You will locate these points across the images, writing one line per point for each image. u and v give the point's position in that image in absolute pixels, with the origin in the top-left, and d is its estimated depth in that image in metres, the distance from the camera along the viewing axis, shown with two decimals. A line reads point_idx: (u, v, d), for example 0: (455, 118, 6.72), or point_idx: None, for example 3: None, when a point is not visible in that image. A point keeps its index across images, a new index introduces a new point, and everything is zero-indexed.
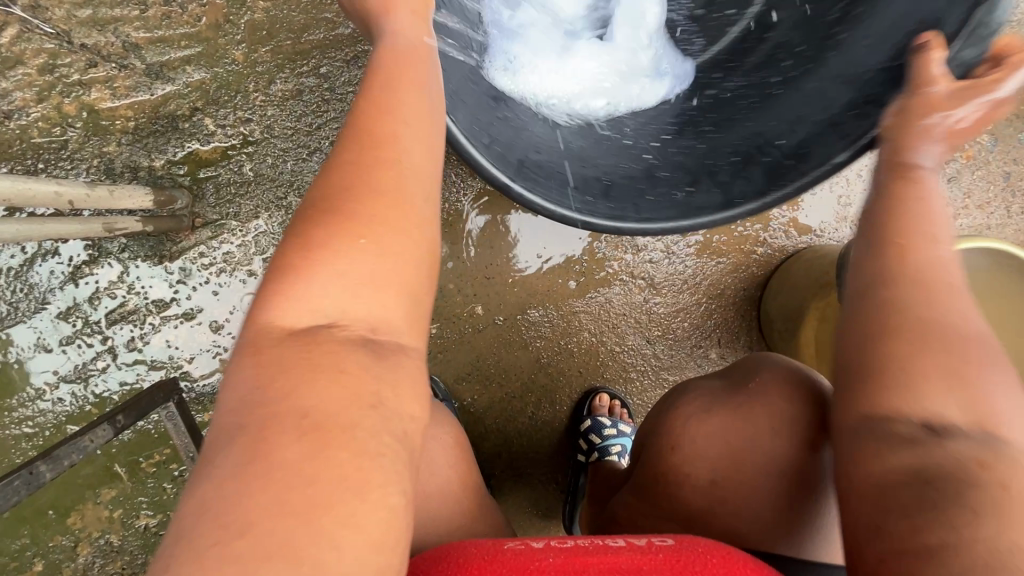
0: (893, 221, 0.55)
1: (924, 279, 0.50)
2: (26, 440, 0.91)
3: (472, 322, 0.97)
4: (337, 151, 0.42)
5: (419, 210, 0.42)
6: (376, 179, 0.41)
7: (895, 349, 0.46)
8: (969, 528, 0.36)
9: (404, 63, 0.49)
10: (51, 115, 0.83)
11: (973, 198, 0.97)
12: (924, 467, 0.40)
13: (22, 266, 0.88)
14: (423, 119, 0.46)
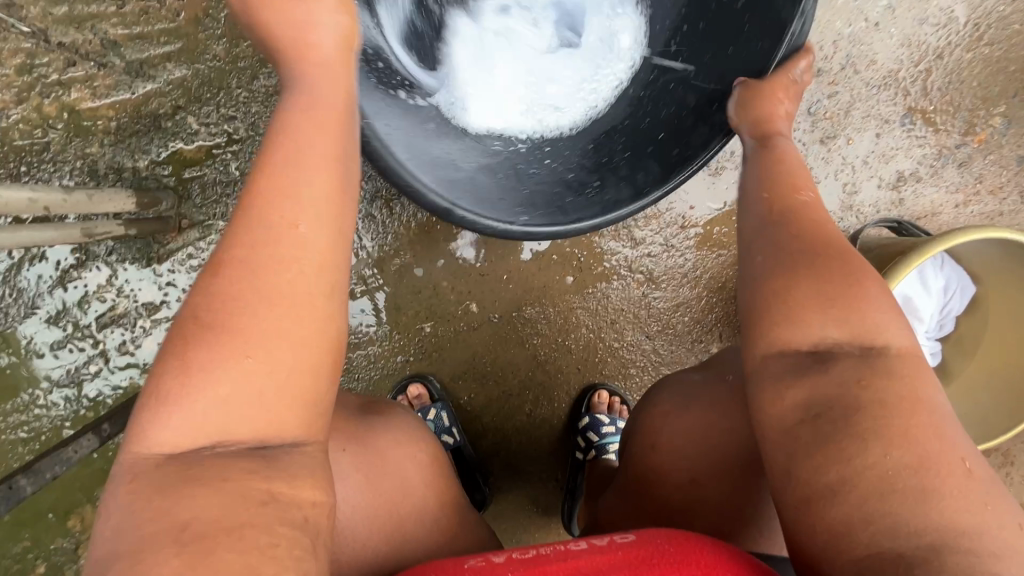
0: (770, 178, 0.55)
1: (795, 220, 0.50)
2: (23, 445, 0.91)
3: (468, 321, 0.95)
4: (221, 252, 0.40)
5: (318, 309, 0.40)
6: (263, 283, 0.39)
7: (776, 286, 0.46)
8: (859, 458, 0.38)
9: (305, 130, 0.45)
10: (32, 117, 0.81)
11: (984, 184, 0.94)
12: (819, 403, 0.42)
13: (10, 271, 0.87)
14: (335, 198, 0.43)
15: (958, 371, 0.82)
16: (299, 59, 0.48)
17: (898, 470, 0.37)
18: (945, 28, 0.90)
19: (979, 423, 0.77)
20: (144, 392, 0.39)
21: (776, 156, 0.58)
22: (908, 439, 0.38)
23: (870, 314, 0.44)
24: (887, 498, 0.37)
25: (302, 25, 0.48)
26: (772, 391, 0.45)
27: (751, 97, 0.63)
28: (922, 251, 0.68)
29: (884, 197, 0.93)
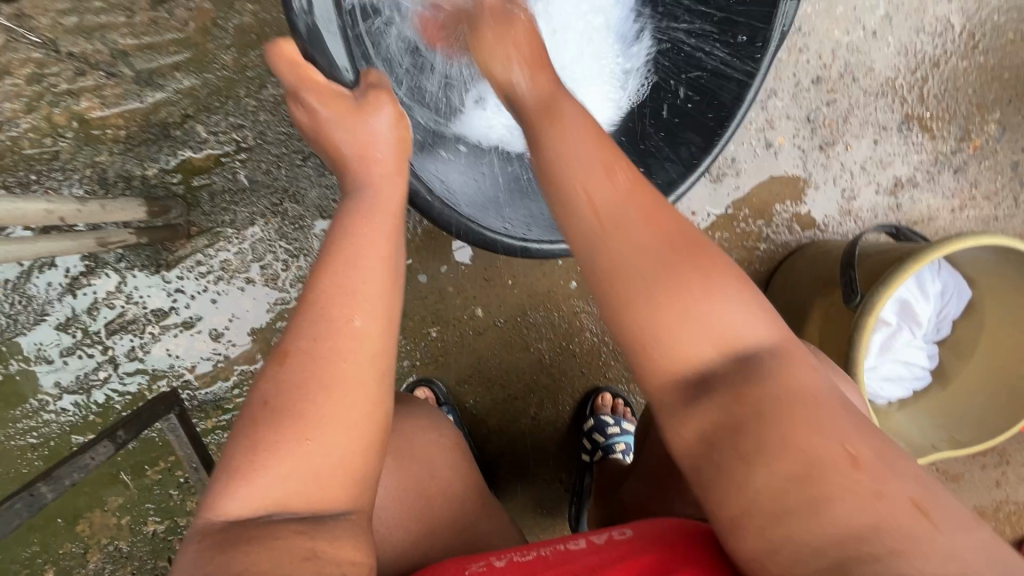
0: (566, 153, 0.49)
1: (621, 215, 0.46)
2: (32, 450, 0.92)
3: (473, 325, 0.96)
4: (287, 339, 0.44)
5: (369, 392, 0.44)
6: (326, 370, 0.43)
7: (637, 310, 0.44)
8: (760, 477, 0.40)
9: (369, 229, 0.49)
10: (42, 125, 0.82)
11: (980, 189, 0.95)
12: (715, 426, 0.42)
13: (20, 279, 0.87)
14: (388, 292, 0.48)
15: (955, 373, 0.84)
16: (366, 169, 0.53)
17: (788, 484, 0.39)
18: (941, 37, 0.91)
19: (973, 425, 0.79)
20: (217, 468, 0.42)
21: (563, 122, 0.51)
22: (795, 446, 0.39)
23: (721, 316, 0.44)
24: (788, 520, 0.39)
25: (363, 137, 0.53)
26: (675, 422, 0.44)
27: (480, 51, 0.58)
28: (918, 258, 0.69)
29: (882, 202, 0.95)
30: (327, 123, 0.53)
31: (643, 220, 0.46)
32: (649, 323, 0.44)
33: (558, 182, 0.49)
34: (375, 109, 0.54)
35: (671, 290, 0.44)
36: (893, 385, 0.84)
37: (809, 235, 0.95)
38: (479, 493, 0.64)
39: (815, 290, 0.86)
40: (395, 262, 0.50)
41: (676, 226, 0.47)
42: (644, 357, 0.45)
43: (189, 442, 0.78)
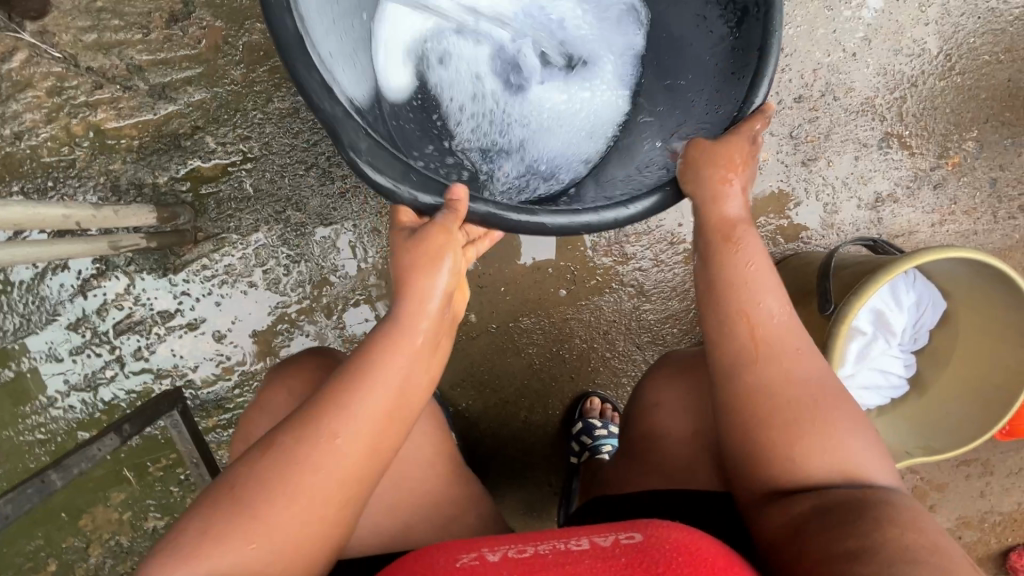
0: (733, 280, 0.58)
1: (767, 340, 0.57)
2: (40, 446, 0.96)
3: (466, 330, 1.00)
4: (280, 435, 0.50)
5: (338, 499, 0.50)
6: (298, 475, 0.49)
7: (769, 424, 0.54)
8: (874, 532, 0.45)
9: (392, 353, 0.52)
10: (60, 135, 0.87)
11: (959, 205, 0.99)
12: (822, 505, 0.49)
13: (34, 280, 0.91)
14: (392, 428, 0.52)
15: (931, 382, 0.86)
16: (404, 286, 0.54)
17: (917, 546, 0.43)
18: (918, 58, 0.95)
19: (948, 432, 0.82)
20: (195, 503, 0.50)
21: (738, 259, 0.59)
22: (913, 523, 0.46)
23: (841, 441, 0.53)
24: (916, 566, 0.42)
25: (428, 279, 0.54)
26: (783, 503, 0.52)
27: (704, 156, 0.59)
28: (890, 270, 0.72)
29: (863, 216, 0.98)
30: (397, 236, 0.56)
31: (796, 363, 0.56)
32: (790, 435, 0.53)
33: (714, 310, 0.59)
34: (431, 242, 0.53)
35: (798, 421, 0.53)
36: (871, 393, 0.87)
37: (793, 246, 0.98)
38: (459, 470, 0.67)
39: (797, 300, 0.89)
40: (410, 392, 0.53)
41: (827, 373, 0.57)
42: (769, 462, 0.54)
43: (191, 439, 0.82)
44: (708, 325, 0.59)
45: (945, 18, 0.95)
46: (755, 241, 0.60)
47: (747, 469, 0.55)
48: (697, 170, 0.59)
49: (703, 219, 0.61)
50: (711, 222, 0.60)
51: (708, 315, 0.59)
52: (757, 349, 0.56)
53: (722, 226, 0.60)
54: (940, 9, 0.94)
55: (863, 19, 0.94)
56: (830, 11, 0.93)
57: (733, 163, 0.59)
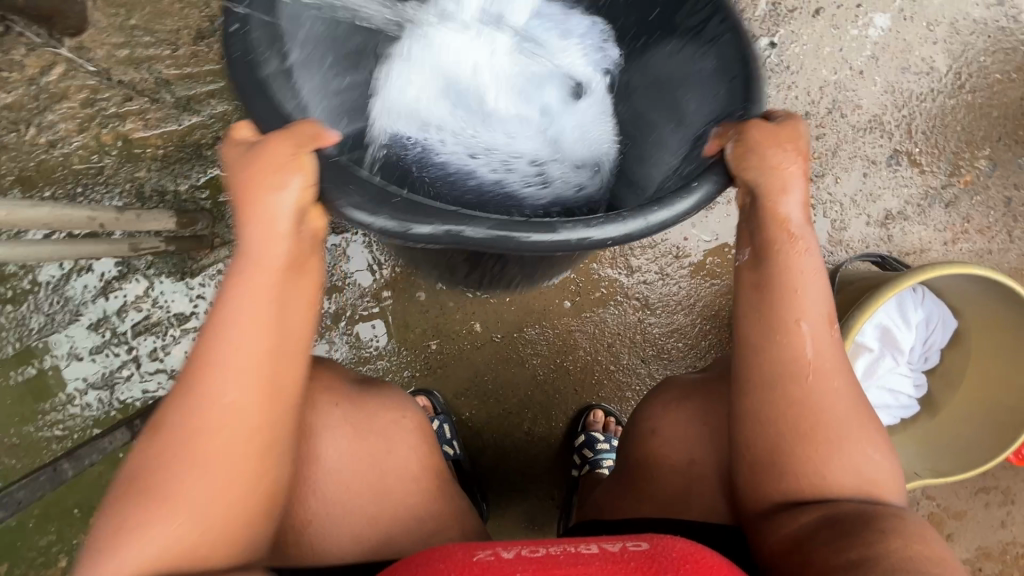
0: (777, 299, 0.54)
1: (804, 363, 0.53)
2: (57, 442, 0.99)
3: (471, 339, 1.01)
4: (177, 396, 0.48)
5: (253, 444, 0.49)
6: (206, 429, 0.47)
7: (794, 445, 0.53)
8: (878, 543, 0.45)
9: (246, 291, 0.49)
10: (90, 144, 0.92)
11: (972, 223, 0.97)
12: (831, 516, 0.49)
13: (60, 281, 0.96)
14: (275, 367, 0.50)
15: (942, 403, 0.84)
16: (258, 219, 0.49)
17: (920, 557, 0.44)
18: (927, 76, 0.95)
19: (956, 454, 0.80)
20: (107, 496, 0.47)
21: (785, 275, 0.53)
22: (916, 535, 0.46)
23: (840, 451, 0.52)
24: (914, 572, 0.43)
25: (267, 205, 0.49)
26: (788, 516, 0.52)
27: (747, 154, 0.51)
28: (895, 284, 0.72)
29: (873, 233, 0.97)
30: (252, 159, 0.49)
31: (840, 377, 0.54)
32: (804, 453, 0.53)
33: (761, 321, 0.54)
34: (273, 160, 0.48)
35: (817, 434, 0.53)
36: (880, 412, 0.85)
37: None
38: (445, 484, 0.66)
39: None
40: (285, 326, 0.50)
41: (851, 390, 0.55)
42: (796, 472, 0.53)
43: None
44: (755, 333, 0.54)
45: (953, 38, 0.95)
46: (812, 256, 0.54)
47: (756, 482, 0.55)
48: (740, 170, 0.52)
49: (765, 214, 0.53)
50: (769, 217, 0.54)
51: (750, 334, 0.55)
52: (807, 367, 0.53)
53: (781, 223, 0.53)
54: (948, 28, 0.95)
55: (870, 37, 0.95)
56: (836, 30, 0.94)
57: (796, 148, 0.53)
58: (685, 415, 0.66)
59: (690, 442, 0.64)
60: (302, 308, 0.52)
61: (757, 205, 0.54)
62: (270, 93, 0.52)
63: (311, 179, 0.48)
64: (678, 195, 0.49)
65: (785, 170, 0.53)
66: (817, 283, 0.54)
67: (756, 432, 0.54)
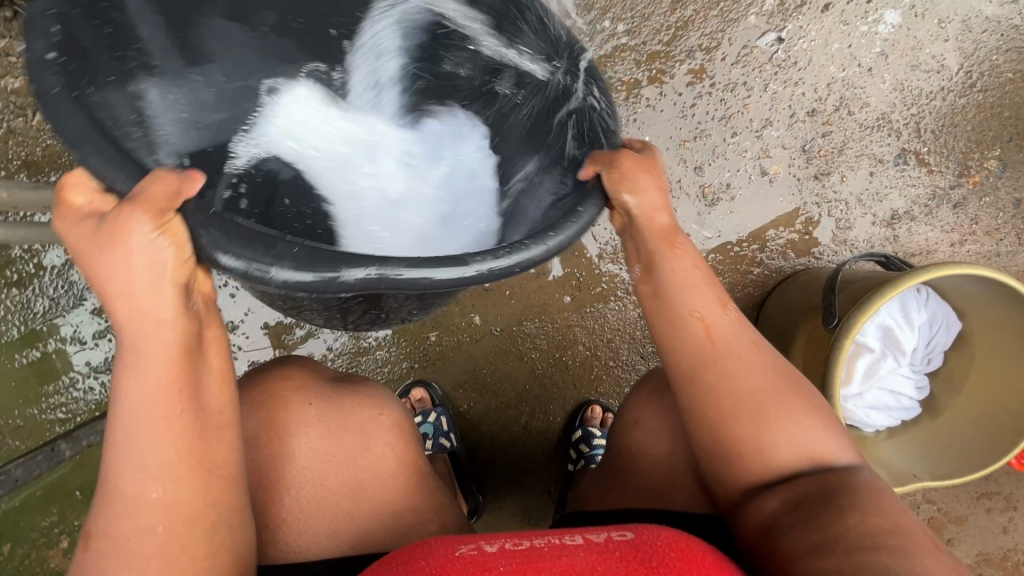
0: (668, 307, 0.56)
1: (712, 355, 0.54)
2: (60, 424, 1.00)
3: (470, 332, 1.01)
4: (92, 517, 0.44)
5: (191, 539, 0.44)
6: (132, 541, 0.43)
7: (739, 430, 0.52)
8: (837, 521, 0.44)
9: (149, 379, 0.44)
10: None
11: (980, 225, 0.96)
12: (794, 497, 0.48)
13: (65, 265, 0.97)
14: (197, 448, 0.45)
15: (946, 406, 0.83)
16: (138, 306, 0.45)
17: (879, 530, 0.43)
18: (938, 74, 0.94)
19: (958, 458, 0.78)
20: None
21: (670, 281, 0.56)
22: (874, 506, 0.45)
23: (781, 426, 0.52)
24: (879, 551, 0.41)
25: (149, 285, 0.44)
26: (754, 501, 0.51)
27: (619, 176, 0.54)
28: (895, 284, 0.71)
29: (878, 233, 0.96)
30: (114, 245, 0.44)
31: (751, 355, 0.55)
32: (755, 436, 0.52)
33: (664, 330, 0.56)
34: (131, 237, 0.43)
35: (757, 415, 0.52)
36: (881, 413, 0.84)
37: (804, 262, 0.96)
38: (428, 479, 0.65)
39: (803, 315, 0.87)
40: (198, 402, 0.46)
41: (774, 366, 0.55)
42: (746, 453, 0.52)
43: None
44: (660, 331, 0.57)
45: (965, 35, 0.93)
46: (691, 259, 0.57)
47: (713, 463, 0.54)
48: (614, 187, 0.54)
49: (643, 229, 0.56)
50: (647, 230, 0.57)
51: (659, 328, 0.56)
52: (713, 350, 0.54)
53: (662, 234, 0.57)
54: (961, 25, 0.93)
55: (880, 34, 0.93)
56: (845, 26, 0.93)
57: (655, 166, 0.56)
58: (658, 409, 0.66)
59: (667, 433, 0.64)
60: (213, 378, 0.48)
61: (634, 219, 0.56)
62: (94, 127, 0.46)
63: (184, 250, 0.45)
64: (566, 225, 0.50)
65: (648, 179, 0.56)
66: (701, 284, 0.56)
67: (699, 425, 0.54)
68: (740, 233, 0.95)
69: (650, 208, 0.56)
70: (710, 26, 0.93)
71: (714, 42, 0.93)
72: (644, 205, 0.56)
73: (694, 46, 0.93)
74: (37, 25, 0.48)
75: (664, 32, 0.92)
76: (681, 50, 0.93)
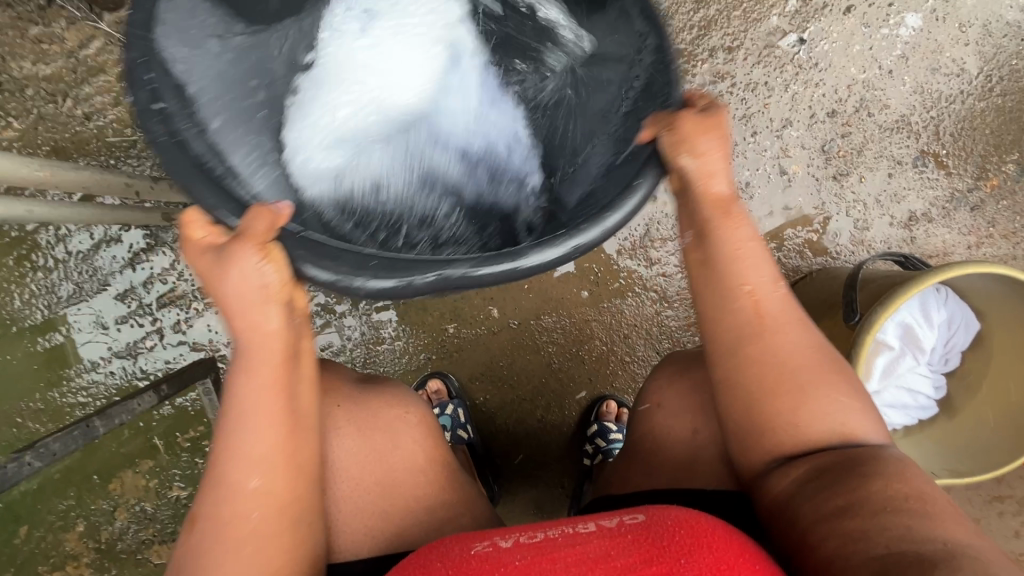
0: (716, 277, 0.55)
1: (756, 322, 0.54)
2: (81, 407, 1.01)
3: (488, 324, 1.02)
4: (198, 500, 0.49)
5: (280, 527, 0.49)
6: (229, 527, 0.48)
7: (774, 400, 0.53)
8: (862, 487, 0.47)
9: (254, 384, 0.49)
10: (125, 117, 0.94)
11: (997, 228, 0.96)
12: (819, 466, 0.50)
13: (90, 251, 0.98)
14: (290, 446, 0.50)
15: (962, 406, 0.84)
16: (244, 318, 0.49)
17: (901, 494, 0.45)
18: (957, 78, 0.95)
19: (977, 457, 0.79)
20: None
21: (717, 250, 0.55)
22: (898, 474, 0.47)
23: (812, 400, 0.53)
24: (899, 513, 0.44)
25: (251, 297, 0.48)
26: (780, 467, 0.52)
27: (683, 133, 0.52)
28: (916, 282, 0.72)
29: (895, 234, 0.97)
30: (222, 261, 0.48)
31: (796, 330, 0.55)
32: (788, 407, 0.53)
33: (710, 301, 0.55)
34: (238, 262, 0.47)
35: (793, 387, 0.53)
36: (898, 412, 0.85)
37: (821, 261, 0.97)
38: (453, 472, 0.66)
39: (822, 312, 0.88)
40: (292, 406, 0.51)
41: (817, 345, 0.55)
42: (776, 427, 0.53)
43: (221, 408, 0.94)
44: (708, 304, 0.56)
45: (986, 39, 0.94)
46: (747, 228, 0.55)
47: (741, 437, 0.55)
48: (672, 150, 0.52)
49: (698, 200, 0.55)
50: (703, 201, 0.55)
51: (703, 299, 0.56)
52: (761, 324, 0.54)
53: (718, 204, 0.55)
54: (981, 30, 0.94)
55: (901, 36, 0.94)
56: (867, 28, 0.94)
57: (716, 131, 0.54)
58: (684, 389, 0.67)
59: (692, 413, 0.65)
60: (305, 385, 0.53)
61: (688, 182, 0.54)
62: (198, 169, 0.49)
63: (285, 273, 0.49)
64: (624, 201, 0.49)
65: (708, 138, 0.53)
66: (751, 256, 0.55)
67: (729, 397, 0.55)
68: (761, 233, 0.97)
69: (711, 171, 0.54)
70: (732, 26, 0.94)
71: (737, 42, 0.94)
72: (707, 165, 0.54)
73: (716, 45, 0.94)
74: (133, 73, 0.47)
75: (686, 31, 0.94)
76: (703, 50, 0.94)
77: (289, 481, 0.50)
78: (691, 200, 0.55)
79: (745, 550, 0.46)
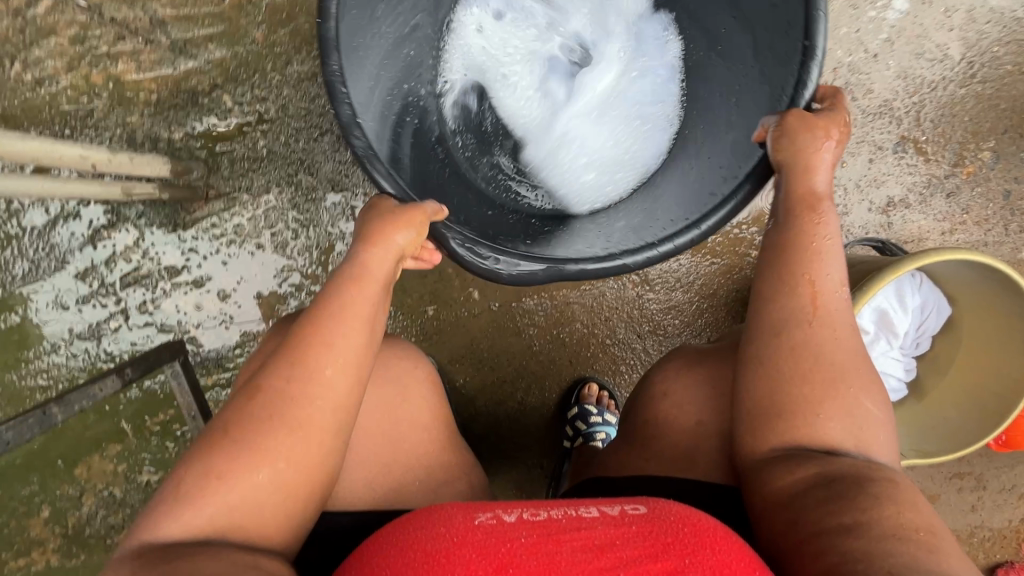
0: (787, 265, 0.58)
1: (827, 320, 0.57)
2: (40, 392, 0.97)
3: (469, 306, 1.00)
4: (267, 370, 0.54)
5: (326, 426, 0.53)
6: (290, 408, 0.52)
7: (804, 390, 0.55)
8: (873, 510, 0.47)
9: (349, 298, 0.56)
10: (80, 84, 0.88)
11: (971, 215, 0.98)
12: (827, 473, 0.51)
13: (46, 227, 0.92)
14: (361, 359, 0.56)
15: (930, 387, 0.86)
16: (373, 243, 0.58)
17: (909, 525, 0.46)
18: (941, 63, 0.95)
19: (946, 438, 0.81)
20: (188, 451, 0.52)
21: (801, 242, 0.59)
22: (911, 504, 0.48)
23: (828, 404, 0.55)
24: (906, 544, 0.45)
25: (384, 235, 0.58)
26: (785, 464, 0.53)
27: (795, 133, 0.59)
28: (895, 267, 0.72)
29: (874, 220, 0.97)
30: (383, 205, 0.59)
31: (846, 335, 0.57)
32: (812, 402, 0.55)
33: (782, 289, 0.58)
34: (401, 218, 0.58)
35: (829, 386, 0.55)
36: None
37: None
38: (453, 463, 0.67)
39: None
40: (374, 328, 0.57)
41: (859, 355, 0.57)
42: (794, 418, 0.55)
43: (188, 392, 0.89)
44: (766, 285, 0.59)
45: (969, 25, 0.94)
46: (833, 224, 0.59)
47: (753, 434, 0.57)
48: (778, 145, 0.60)
49: (791, 191, 0.60)
50: (795, 194, 0.60)
51: (768, 277, 0.59)
52: (816, 314, 0.57)
53: (807, 198, 0.60)
54: (965, 15, 0.94)
55: (887, 19, 0.93)
56: (855, 9, 0.93)
57: (829, 134, 0.60)
58: (695, 380, 0.69)
59: (696, 404, 0.67)
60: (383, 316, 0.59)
61: (789, 171, 0.60)
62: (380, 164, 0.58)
63: (421, 234, 0.59)
64: (718, 209, 0.60)
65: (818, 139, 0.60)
66: (827, 252, 0.58)
67: (754, 392, 0.57)
68: (743, 215, 1.00)
69: (820, 165, 0.60)
70: None
71: None
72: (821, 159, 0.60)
73: None
74: (333, 90, 0.56)
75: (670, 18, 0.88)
76: None
77: (352, 384, 0.55)
78: (785, 178, 0.60)
79: (746, 553, 0.46)
